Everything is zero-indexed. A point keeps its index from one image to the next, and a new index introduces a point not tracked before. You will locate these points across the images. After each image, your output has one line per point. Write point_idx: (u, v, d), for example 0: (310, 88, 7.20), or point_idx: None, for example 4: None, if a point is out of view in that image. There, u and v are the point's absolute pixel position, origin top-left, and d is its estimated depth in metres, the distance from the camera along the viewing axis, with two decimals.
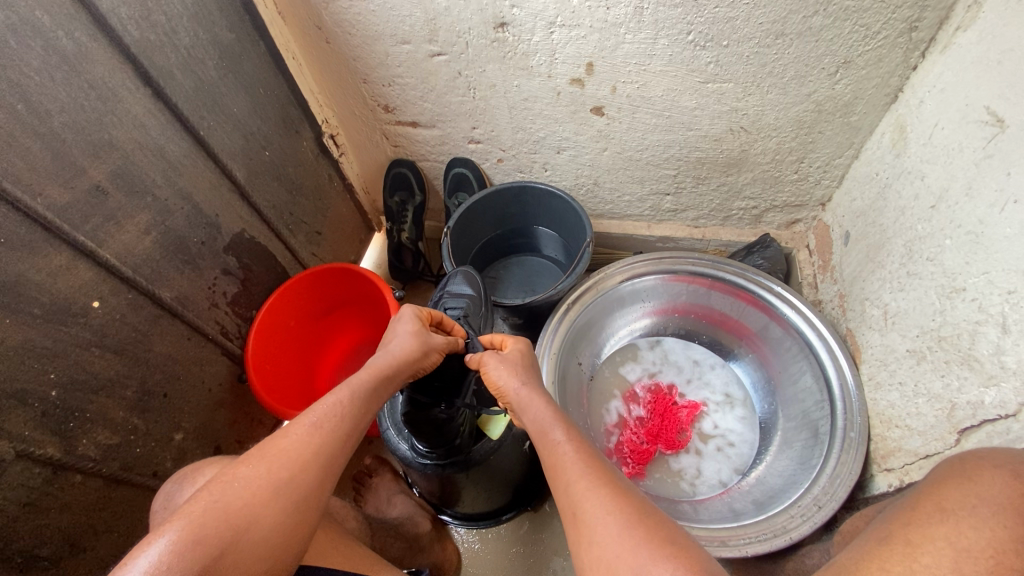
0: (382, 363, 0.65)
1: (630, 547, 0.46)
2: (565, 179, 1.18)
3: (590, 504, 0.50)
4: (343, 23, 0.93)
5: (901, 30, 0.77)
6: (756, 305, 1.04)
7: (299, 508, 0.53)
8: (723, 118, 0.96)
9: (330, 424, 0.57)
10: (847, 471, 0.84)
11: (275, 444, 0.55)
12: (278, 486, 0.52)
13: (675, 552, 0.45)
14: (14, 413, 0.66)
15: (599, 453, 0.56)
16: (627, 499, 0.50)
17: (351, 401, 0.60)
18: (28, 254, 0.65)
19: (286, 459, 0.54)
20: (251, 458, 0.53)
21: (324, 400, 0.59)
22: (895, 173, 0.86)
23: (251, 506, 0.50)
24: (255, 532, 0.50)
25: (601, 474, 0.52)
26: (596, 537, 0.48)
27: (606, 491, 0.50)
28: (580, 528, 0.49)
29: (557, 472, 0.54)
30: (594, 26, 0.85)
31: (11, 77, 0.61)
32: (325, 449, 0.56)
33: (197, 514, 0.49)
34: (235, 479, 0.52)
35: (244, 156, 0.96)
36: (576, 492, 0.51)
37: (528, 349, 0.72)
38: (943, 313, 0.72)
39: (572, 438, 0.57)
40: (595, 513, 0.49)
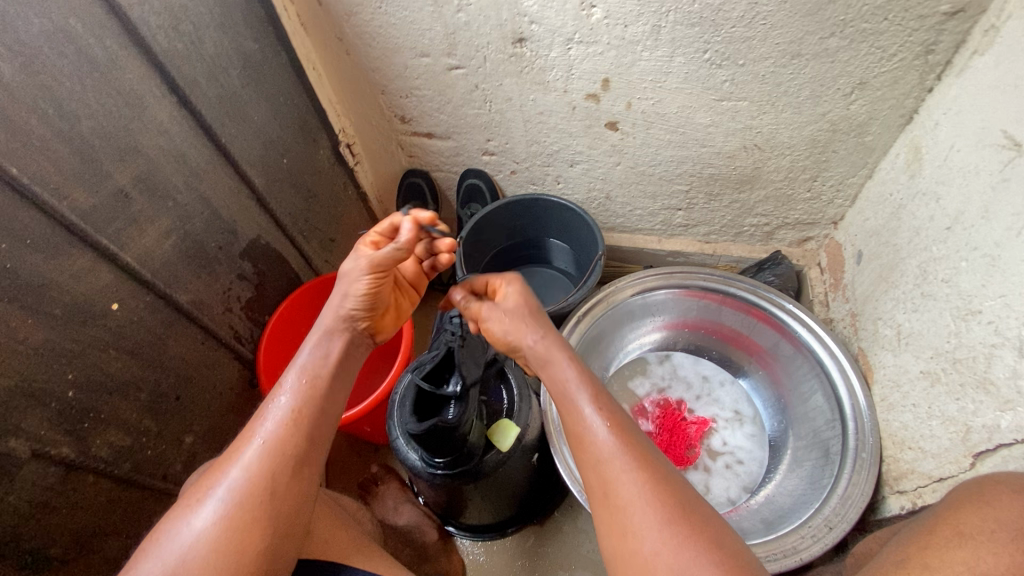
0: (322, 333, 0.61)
1: (670, 544, 0.47)
2: (578, 193, 1.19)
3: (630, 497, 0.50)
4: (364, 35, 0.94)
5: (917, 52, 0.78)
6: (768, 322, 1.04)
7: (275, 516, 0.53)
8: (737, 135, 0.97)
9: (286, 420, 0.56)
10: (859, 492, 0.84)
11: (233, 457, 0.54)
12: (247, 503, 0.52)
13: (718, 556, 0.47)
14: (31, 412, 0.66)
15: (636, 430, 0.55)
16: (668, 489, 0.50)
17: (301, 384, 0.58)
18: (52, 255, 0.66)
19: (251, 473, 0.53)
20: (212, 477, 0.54)
21: (273, 397, 0.57)
22: (910, 194, 0.86)
23: (223, 530, 0.51)
24: (235, 553, 0.50)
25: (640, 464, 0.51)
26: (632, 528, 0.49)
27: (646, 483, 0.50)
28: (617, 516, 0.50)
29: (589, 454, 0.54)
30: (612, 43, 0.86)
31: (44, 83, 0.62)
32: (287, 448, 0.55)
33: (173, 546, 0.50)
34: (201, 503, 0.52)
35: (263, 163, 0.98)
36: (614, 482, 0.51)
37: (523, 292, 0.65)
38: (958, 335, 0.72)
39: (602, 410, 0.55)
40: (632, 505, 0.50)
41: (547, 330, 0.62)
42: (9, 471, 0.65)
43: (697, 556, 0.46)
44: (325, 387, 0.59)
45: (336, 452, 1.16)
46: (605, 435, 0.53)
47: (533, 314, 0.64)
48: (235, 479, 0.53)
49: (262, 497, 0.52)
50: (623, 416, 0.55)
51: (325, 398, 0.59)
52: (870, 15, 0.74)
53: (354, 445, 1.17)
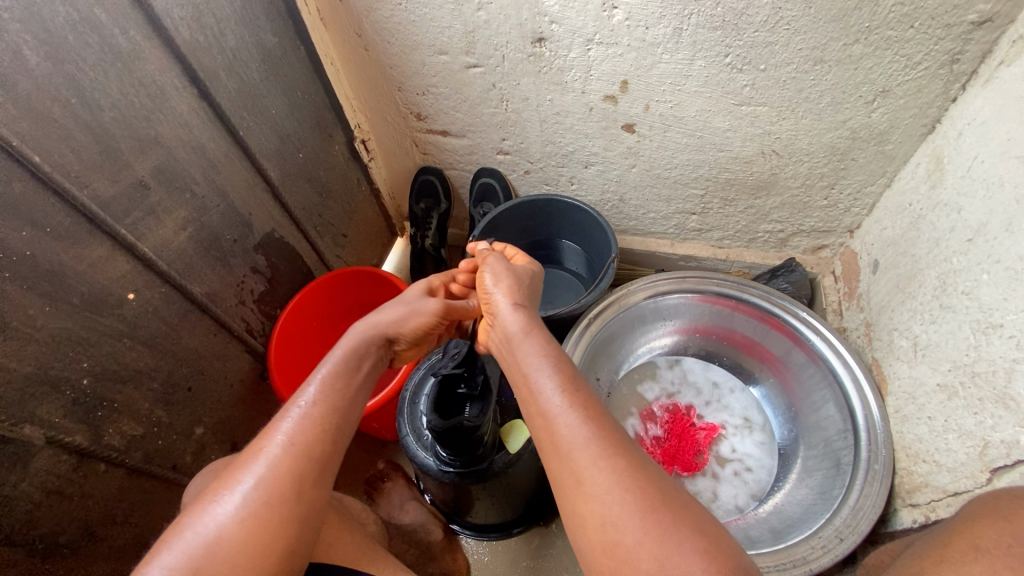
0: (359, 340, 0.62)
1: (652, 533, 0.45)
2: (591, 194, 1.18)
3: (603, 486, 0.47)
4: (383, 31, 0.94)
5: (942, 61, 0.77)
6: (782, 331, 1.03)
7: (299, 515, 0.53)
8: (755, 141, 0.96)
9: (315, 420, 0.56)
10: (871, 504, 0.83)
11: (259, 451, 0.54)
12: (272, 500, 0.51)
13: (700, 543, 0.45)
14: (46, 399, 0.67)
15: (608, 415, 0.53)
16: (643, 475, 0.48)
17: (331, 383, 0.58)
18: (71, 243, 0.66)
19: (279, 468, 0.52)
20: (235, 471, 0.53)
21: (302, 393, 0.57)
22: (930, 205, 0.85)
23: (247, 525, 0.50)
24: (256, 550, 0.50)
25: (615, 450, 0.49)
26: (609, 519, 0.46)
27: (621, 470, 0.48)
28: (589, 507, 0.47)
29: (559, 443, 0.50)
30: (632, 44, 0.85)
31: (68, 72, 0.63)
32: (314, 447, 0.55)
33: (193, 540, 0.49)
34: (228, 493, 0.51)
35: (279, 157, 0.98)
36: (585, 471, 0.48)
37: (531, 272, 0.71)
38: (978, 348, 0.71)
39: (566, 392, 0.53)
40: (606, 494, 0.47)
41: (520, 306, 0.63)
42: (24, 457, 0.65)
43: (678, 542, 0.44)
44: (354, 390, 0.60)
45: (343, 447, 1.16)
46: (576, 419, 0.51)
47: (516, 288, 0.65)
48: (262, 473, 0.52)
49: (287, 495, 0.52)
50: (593, 399, 0.53)
51: (352, 398, 0.59)
52: (896, 22, 0.74)
53: (361, 441, 1.17)
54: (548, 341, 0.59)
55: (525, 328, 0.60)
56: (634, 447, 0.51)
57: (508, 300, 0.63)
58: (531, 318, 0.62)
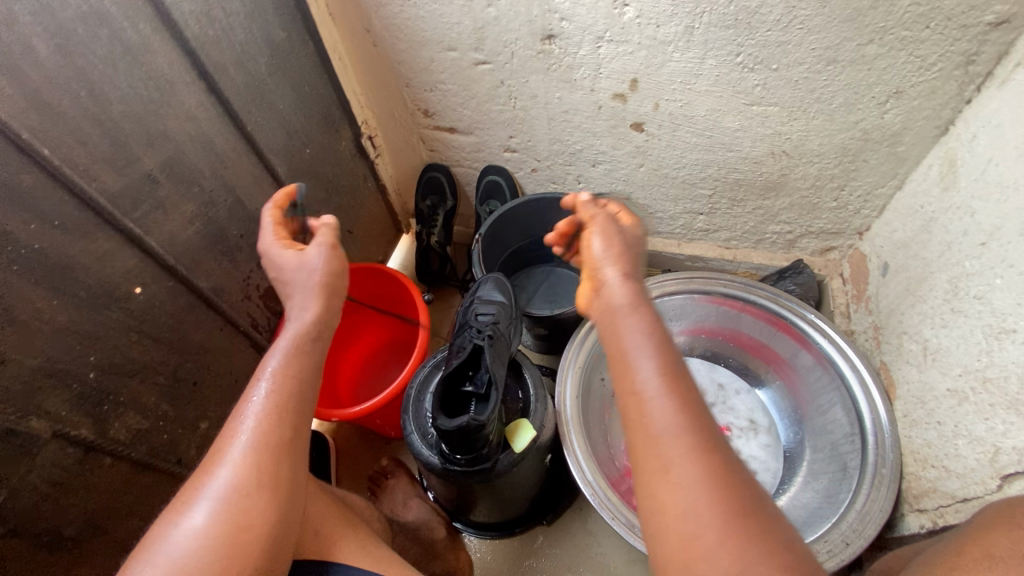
0: (305, 324, 0.59)
1: (736, 541, 0.41)
2: (598, 193, 1.18)
3: (691, 481, 0.43)
4: (392, 27, 0.94)
5: (958, 62, 0.76)
6: (789, 333, 1.02)
7: (268, 508, 0.54)
8: (765, 141, 0.95)
9: (267, 416, 0.55)
10: (878, 509, 0.82)
11: (219, 454, 0.54)
12: (237, 498, 0.53)
13: (787, 559, 0.41)
14: (52, 392, 0.67)
15: (704, 407, 0.48)
16: (736, 478, 0.44)
17: (278, 384, 0.56)
18: (79, 237, 0.66)
19: (241, 469, 0.53)
20: (202, 474, 0.53)
21: (253, 389, 0.56)
22: (942, 207, 0.84)
23: (218, 525, 0.52)
24: (232, 546, 0.52)
25: (707, 446, 0.45)
26: (691, 515, 0.43)
27: (711, 467, 0.44)
28: (669, 497, 0.44)
29: (645, 425, 0.47)
30: (643, 43, 0.85)
31: (78, 65, 0.62)
32: (273, 441, 0.55)
33: (169, 544, 0.51)
34: (193, 504, 0.52)
35: (287, 153, 0.98)
36: (673, 460, 0.45)
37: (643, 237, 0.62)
38: (991, 353, 0.70)
39: (666, 376, 0.48)
40: (689, 487, 0.43)
41: (629, 275, 0.55)
42: (30, 450, 0.65)
43: (765, 556, 0.41)
44: (306, 384, 0.58)
45: (347, 443, 1.17)
46: (672, 407, 0.46)
47: (628, 253, 0.58)
48: (225, 475, 0.53)
49: (254, 491, 0.53)
50: (694, 389, 0.48)
51: (305, 395, 0.58)
52: (911, 22, 0.73)
53: (365, 438, 1.17)
54: (654, 314, 0.53)
55: (632, 297, 0.53)
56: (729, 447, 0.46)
57: (617, 268, 0.56)
58: (639, 290, 0.55)
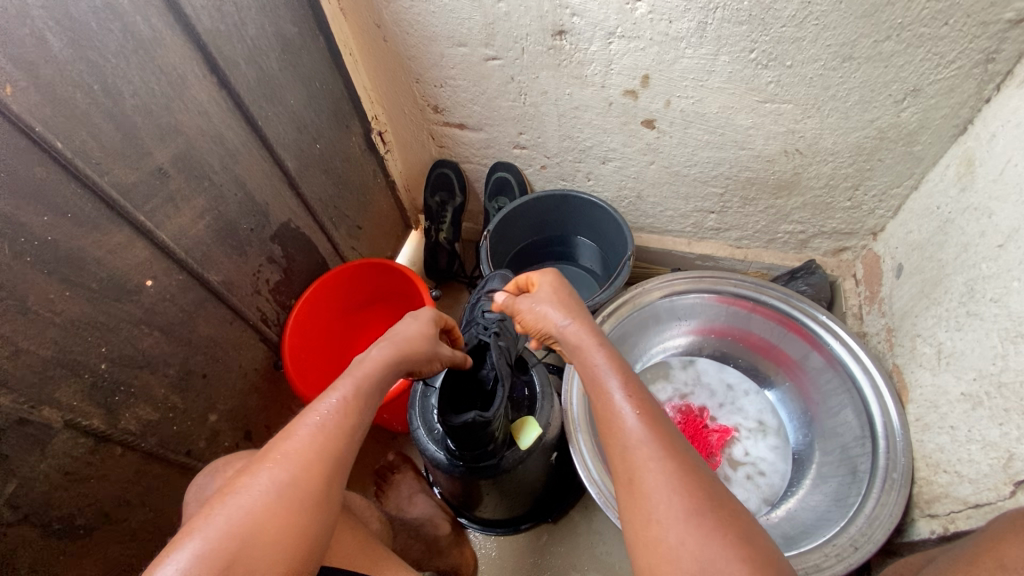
0: (384, 356, 0.64)
1: (696, 536, 0.44)
2: (608, 191, 1.17)
3: (654, 484, 0.47)
4: (403, 22, 0.94)
5: (977, 60, 0.74)
6: (801, 334, 1.01)
7: (325, 513, 0.54)
8: (779, 139, 0.94)
9: (338, 420, 0.57)
10: (887, 513, 0.81)
11: (290, 448, 0.53)
12: (298, 495, 0.52)
13: (748, 557, 0.43)
14: (65, 383, 0.67)
15: (670, 424, 0.52)
16: (704, 483, 0.47)
17: (353, 397, 0.59)
18: (91, 230, 0.67)
19: (307, 469, 0.53)
20: (254, 468, 0.52)
21: (326, 400, 0.58)
22: (959, 208, 0.83)
23: (275, 519, 0.50)
24: (282, 548, 0.50)
25: (677, 454, 0.48)
26: (656, 516, 0.46)
27: (681, 474, 0.47)
28: (643, 506, 0.47)
29: (622, 440, 0.50)
30: (655, 38, 0.84)
31: (92, 60, 0.63)
32: (341, 449, 0.56)
33: (219, 533, 0.48)
34: (243, 492, 0.50)
35: (297, 148, 0.98)
36: (640, 468, 0.48)
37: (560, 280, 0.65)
38: (1006, 358, 0.69)
39: (631, 393, 0.53)
40: (659, 492, 0.46)
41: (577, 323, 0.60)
42: (43, 439, 0.66)
43: (725, 554, 0.43)
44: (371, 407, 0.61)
45: None
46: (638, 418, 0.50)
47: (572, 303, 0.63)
48: (288, 474, 0.52)
49: (314, 495, 0.53)
50: (657, 407, 0.52)
51: (368, 412, 0.60)
52: (930, 19, 0.71)
53: (372, 433, 1.18)
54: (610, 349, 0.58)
55: (585, 336, 0.59)
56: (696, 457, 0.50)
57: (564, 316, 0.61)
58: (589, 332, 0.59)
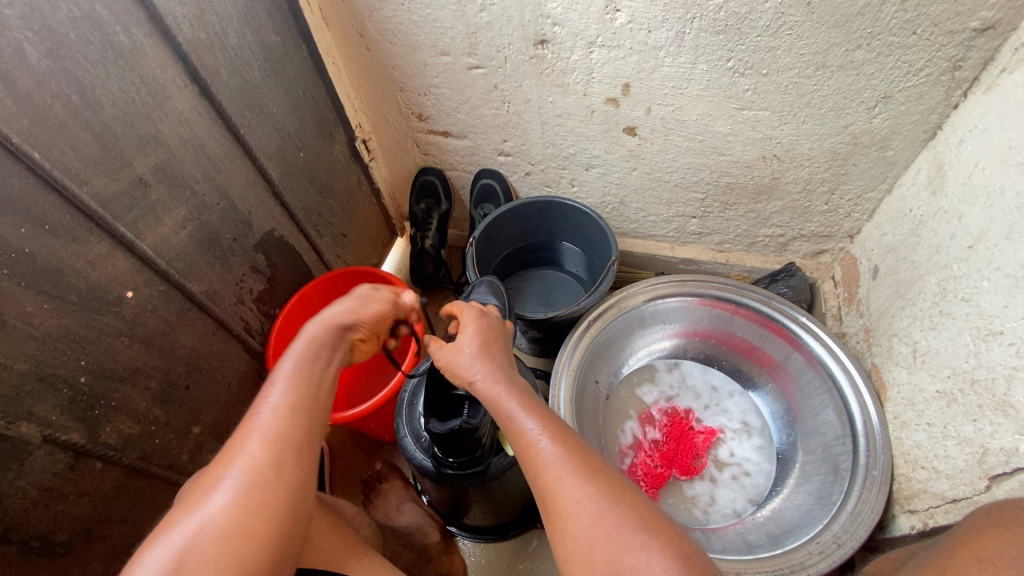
0: (313, 331, 0.61)
1: (604, 536, 0.50)
2: (592, 197, 1.18)
3: (566, 497, 0.52)
4: (386, 32, 0.94)
5: (944, 68, 0.77)
6: (782, 335, 1.03)
7: (280, 510, 0.53)
8: (756, 145, 0.96)
9: (282, 412, 0.56)
10: (868, 510, 0.83)
11: (239, 451, 0.54)
12: (248, 495, 0.52)
13: (648, 541, 0.49)
14: (44, 397, 0.66)
15: (577, 440, 0.57)
16: (606, 484, 0.53)
17: (292, 383, 0.58)
18: (70, 241, 0.66)
19: (255, 466, 0.53)
20: (212, 473, 0.53)
21: (268, 391, 0.57)
22: (930, 211, 0.85)
23: (227, 521, 0.51)
24: (246, 551, 0.50)
25: (580, 463, 0.54)
26: (570, 526, 0.51)
27: (586, 484, 0.52)
28: (558, 524, 0.52)
29: (536, 465, 0.55)
30: (634, 48, 0.85)
31: (70, 70, 0.62)
32: (290, 437, 0.55)
33: (179, 546, 0.49)
34: (204, 496, 0.52)
35: (280, 156, 0.98)
36: (554, 485, 0.53)
37: (478, 322, 0.66)
38: (978, 355, 0.71)
39: (539, 421, 0.57)
40: (569, 505, 0.52)
41: (488, 367, 0.62)
42: (19, 455, 0.65)
43: (631, 543, 0.49)
44: (317, 389, 0.59)
45: (341, 447, 1.16)
46: (546, 440, 0.55)
47: (489, 349, 0.65)
48: (239, 478, 0.52)
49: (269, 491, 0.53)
50: (567, 428, 0.58)
51: (315, 394, 0.59)
52: (898, 28, 0.74)
53: (359, 442, 1.17)
54: (515, 381, 0.62)
55: (494, 382, 0.61)
56: (598, 461, 0.55)
57: (475, 362, 0.63)
58: (498, 373, 0.62)
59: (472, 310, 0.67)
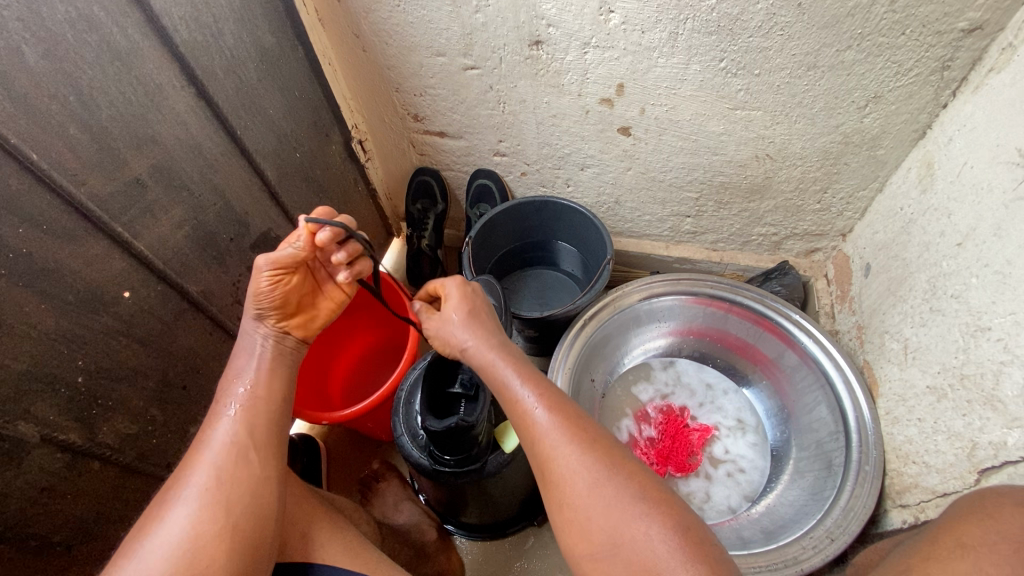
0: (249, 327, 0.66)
1: (602, 506, 0.51)
2: (587, 196, 1.19)
3: (563, 466, 0.54)
4: (381, 32, 0.95)
5: (933, 68, 0.78)
6: (775, 333, 1.04)
7: (245, 499, 0.58)
8: (749, 144, 0.97)
9: (238, 413, 0.62)
10: (861, 505, 0.84)
11: (201, 454, 0.59)
12: (213, 489, 0.57)
13: (646, 512, 0.51)
14: (42, 397, 0.67)
15: (574, 409, 0.58)
16: (603, 454, 0.54)
17: (246, 387, 0.64)
18: (68, 242, 0.66)
19: (217, 463, 0.59)
20: (179, 477, 0.59)
21: (223, 400, 0.63)
22: (920, 209, 0.86)
23: (196, 515, 0.55)
24: (220, 547, 0.55)
25: (578, 433, 0.55)
26: (568, 496, 0.53)
27: (584, 454, 0.54)
28: (556, 493, 0.54)
29: (534, 434, 0.56)
30: (628, 48, 0.86)
31: (67, 71, 0.63)
32: (247, 435, 0.61)
33: (149, 554, 0.53)
34: (172, 499, 0.57)
35: (276, 157, 0.98)
36: (552, 454, 0.54)
37: (462, 291, 0.67)
38: (967, 351, 0.72)
39: (536, 390, 0.58)
40: (567, 474, 0.53)
41: (478, 337, 0.63)
42: (17, 455, 0.65)
43: (629, 514, 0.51)
44: (272, 388, 0.65)
45: (339, 447, 1.17)
46: (543, 409, 0.56)
47: (477, 317, 0.65)
48: (200, 483, 0.57)
49: (234, 489, 0.58)
50: (563, 397, 0.59)
51: (269, 392, 0.65)
52: (888, 29, 0.75)
53: (356, 442, 1.17)
54: (510, 347, 0.62)
55: (486, 349, 0.62)
56: (596, 429, 0.57)
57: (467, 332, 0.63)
58: (489, 340, 0.62)
59: (454, 280, 0.67)
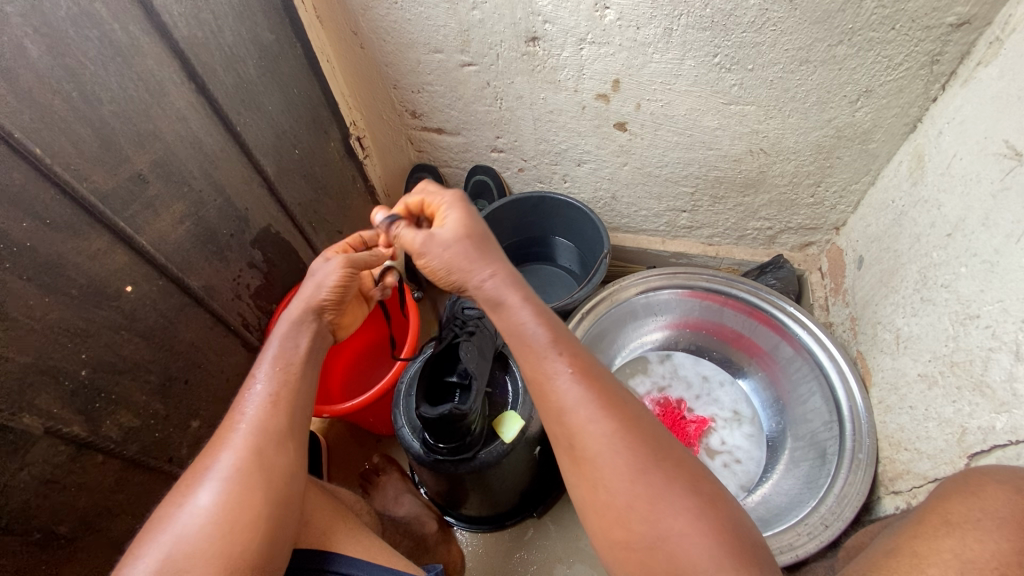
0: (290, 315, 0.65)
1: (640, 493, 0.51)
2: (584, 192, 1.20)
3: (598, 447, 0.52)
4: (379, 29, 0.96)
5: (923, 62, 0.79)
6: (770, 325, 1.05)
7: (269, 488, 0.58)
8: (743, 139, 0.98)
9: (267, 399, 0.61)
10: (855, 492, 0.85)
11: (229, 438, 0.59)
12: (239, 476, 0.57)
13: (683, 502, 0.51)
14: (46, 389, 0.67)
15: (605, 380, 0.56)
16: (641, 437, 0.53)
17: (277, 371, 0.63)
18: (71, 236, 0.67)
19: (245, 449, 0.58)
20: (208, 458, 0.59)
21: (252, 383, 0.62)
22: (911, 201, 0.87)
23: (222, 501, 0.56)
24: (244, 533, 0.55)
25: (614, 413, 0.53)
26: (603, 479, 0.52)
27: (622, 437, 0.52)
28: (590, 472, 0.53)
29: (563, 408, 0.54)
30: (624, 44, 0.87)
31: (69, 66, 0.64)
32: (276, 423, 0.60)
33: (178, 538, 0.54)
34: (200, 481, 0.57)
35: (275, 153, 0.99)
36: (586, 433, 0.53)
37: (455, 206, 0.60)
38: (956, 339, 0.73)
39: (567, 360, 0.55)
40: (602, 456, 0.52)
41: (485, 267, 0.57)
42: (21, 447, 0.66)
43: (666, 504, 0.51)
44: (302, 374, 0.64)
45: (339, 441, 1.17)
46: (575, 382, 0.54)
47: (472, 236, 0.58)
48: (227, 469, 0.57)
49: (264, 475, 0.58)
50: (594, 366, 0.56)
51: (299, 379, 0.63)
52: (878, 24, 0.76)
53: (356, 436, 1.18)
54: (529, 295, 0.57)
55: (503, 291, 0.56)
56: (635, 408, 0.55)
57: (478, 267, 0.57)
58: (498, 274, 0.57)
59: (448, 194, 0.61)
